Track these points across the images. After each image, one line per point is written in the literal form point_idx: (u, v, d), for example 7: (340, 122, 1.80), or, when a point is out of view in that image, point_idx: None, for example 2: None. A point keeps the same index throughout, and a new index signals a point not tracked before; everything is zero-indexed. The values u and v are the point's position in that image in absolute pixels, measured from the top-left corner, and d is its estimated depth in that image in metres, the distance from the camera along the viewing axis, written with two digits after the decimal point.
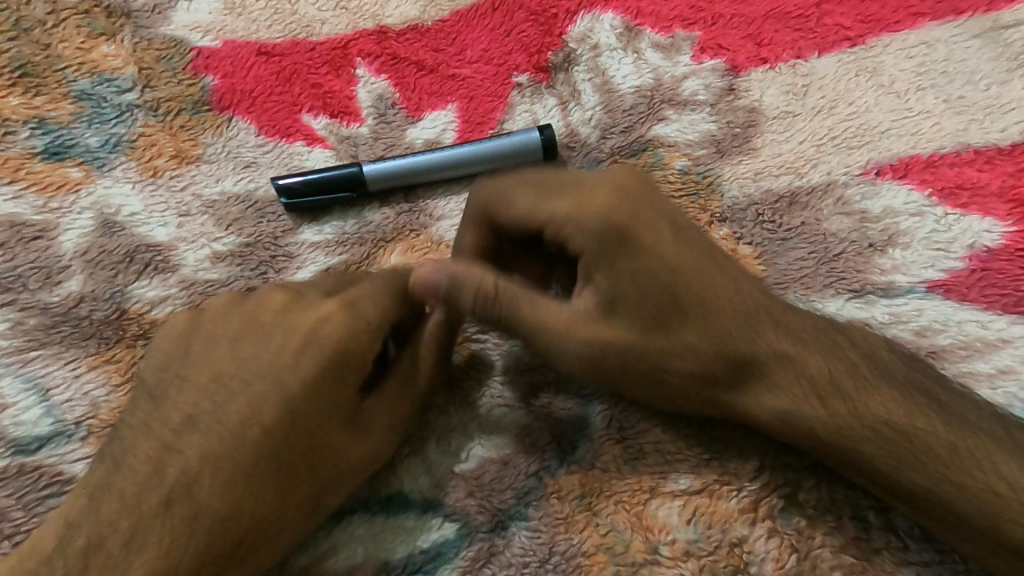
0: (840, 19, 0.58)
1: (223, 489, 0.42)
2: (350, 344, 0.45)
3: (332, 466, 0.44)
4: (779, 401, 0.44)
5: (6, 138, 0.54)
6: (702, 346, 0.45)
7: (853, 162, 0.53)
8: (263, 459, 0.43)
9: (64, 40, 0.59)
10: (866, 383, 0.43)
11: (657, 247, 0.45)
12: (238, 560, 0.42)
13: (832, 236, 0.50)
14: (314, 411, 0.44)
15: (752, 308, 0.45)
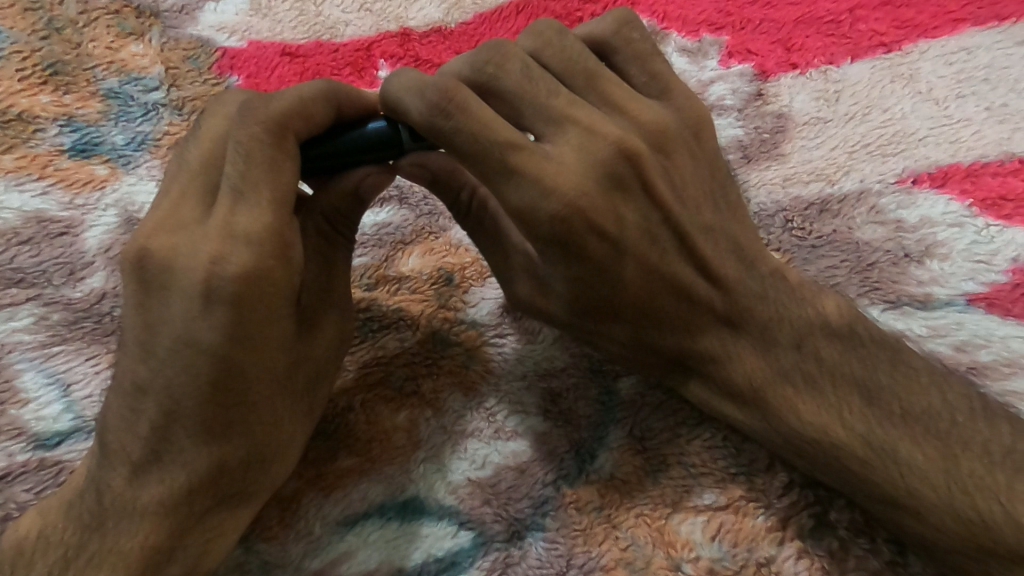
0: (874, 25, 0.57)
1: (197, 433, 0.41)
2: (279, 257, 0.41)
3: (297, 375, 0.45)
4: (704, 394, 0.47)
5: (33, 134, 0.55)
6: (637, 347, 0.47)
7: (888, 170, 0.51)
8: (229, 403, 0.42)
9: (94, 39, 0.59)
10: (788, 383, 0.44)
11: (597, 247, 0.44)
12: (245, 485, 0.43)
13: (865, 245, 0.49)
14: (259, 346, 0.42)
15: (691, 312, 0.46)
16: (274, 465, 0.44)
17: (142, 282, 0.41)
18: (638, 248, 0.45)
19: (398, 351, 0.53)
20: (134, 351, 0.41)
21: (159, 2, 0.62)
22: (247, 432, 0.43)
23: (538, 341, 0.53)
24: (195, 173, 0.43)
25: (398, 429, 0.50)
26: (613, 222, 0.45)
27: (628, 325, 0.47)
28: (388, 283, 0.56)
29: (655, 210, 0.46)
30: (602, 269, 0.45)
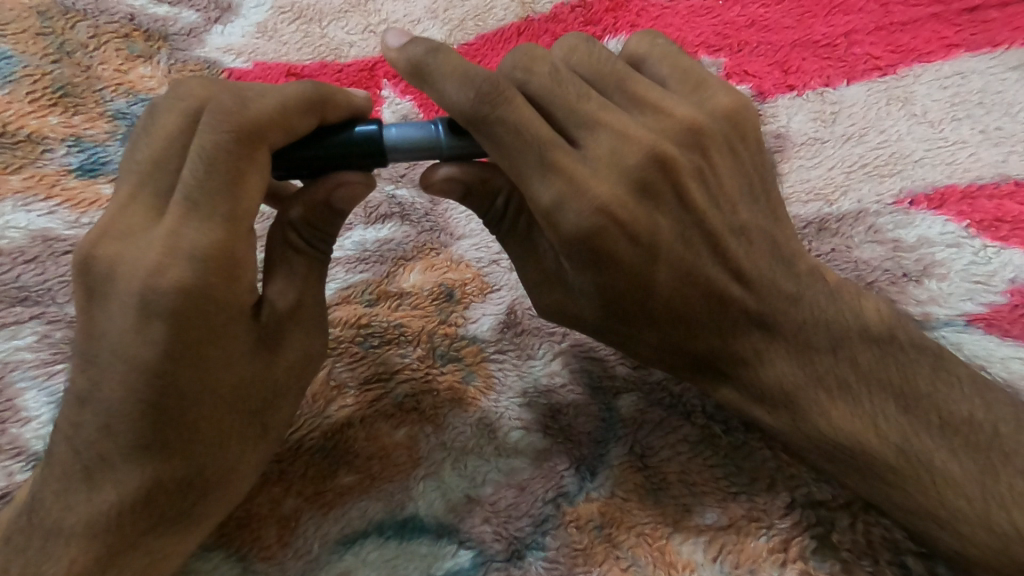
0: (870, 48, 0.58)
1: (136, 451, 0.41)
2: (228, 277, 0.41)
3: (249, 399, 0.43)
4: (732, 393, 0.46)
5: (41, 154, 0.55)
6: (671, 349, 0.46)
7: (885, 191, 0.52)
8: (182, 418, 0.41)
9: (103, 62, 0.60)
10: (833, 379, 0.44)
11: (629, 255, 0.44)
12: (184, 508, 0.42)
13: (864, 263, 0.49)
14: (216, 366, 0.42)
15: (723, 318, 0.46)
16: (228, 486, 0.43)
17: (90, 289, 0.41)
18: (670, 252, 0.45)
19: (398, 367, 0.53)
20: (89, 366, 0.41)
21: (168, 25, 0.63)
22: (196, 449, 0.42)
23: (539, 356, 0.54)
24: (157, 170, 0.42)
25: (398, 446, 0.50)
26: (648, 227, 0.44)
27: (650, 316, 0.45)
28: (389, 299, 0.57)
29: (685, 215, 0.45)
30: (630, 276, 0.44)
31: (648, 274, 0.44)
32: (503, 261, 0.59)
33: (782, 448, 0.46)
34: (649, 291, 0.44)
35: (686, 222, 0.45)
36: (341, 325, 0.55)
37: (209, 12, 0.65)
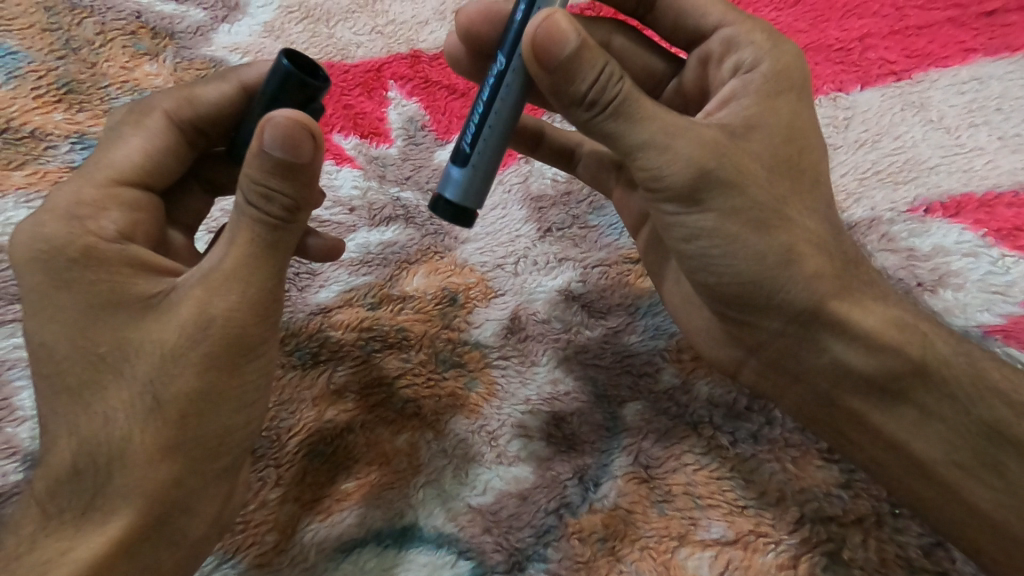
0: (885, 53, 0.57)
1: (87, 442, 0.39)
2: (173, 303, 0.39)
3: (180, 396, 0.38)
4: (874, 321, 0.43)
5: (44, 151, 0.51)
6: (817, 252, 0.44)
7: (899, 198, 0.51)
8: (135, 429, 0.38)
9: (109, 59, 0.56)
10: (914, 317, 0.44)
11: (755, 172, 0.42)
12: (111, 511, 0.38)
13: (877, 272, 0.48)
14: (167, 374, 0.38)
15: (828, 261, 0.44)
16: (148, 489, 0.38)
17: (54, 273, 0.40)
18: (772, 190, 0.43)
19: (399, 371, 0.52)
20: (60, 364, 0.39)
21: (174, 22, 0.59)
22: (139, 469, 0.38)
23: (543, 362, 0.53)
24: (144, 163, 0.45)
25: (398, 452, 0.49)
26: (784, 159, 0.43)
27: (761, 247, 0.43)
28: (393, 303, 0.56)
29: (782, 155, 0.43)
30: (736, 204, 0.42)
31: (756, 207, 0.43)
32: (509, 265, 0.58)
33: (792, 461, 0.45)
34: (757, 220, 0.43)
35: (782, 160, 0.44)
36: (343, 328, 0.54)
37: (216, 10, 0.61)
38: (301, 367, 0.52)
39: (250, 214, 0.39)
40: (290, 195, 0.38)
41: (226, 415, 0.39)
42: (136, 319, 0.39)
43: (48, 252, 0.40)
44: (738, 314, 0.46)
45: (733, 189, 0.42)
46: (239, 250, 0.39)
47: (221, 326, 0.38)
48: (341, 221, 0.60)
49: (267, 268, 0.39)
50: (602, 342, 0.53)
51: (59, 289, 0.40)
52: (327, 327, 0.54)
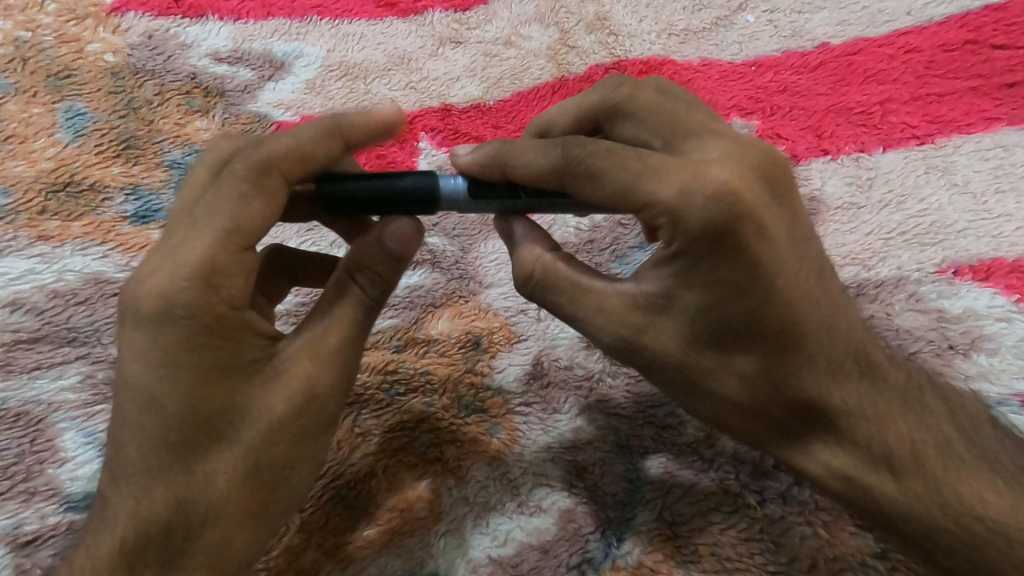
0: (906, 117, 0.58)
1: (178, 497, 0.38)
2: (282, 379, 0.40)
3: (287, 469, 0.40)
4: (838, 459, 0.39)
5: (101, 203, 0.55)
6: (760, 403, 0.39)
7: (926, 259, 0.51)
8: (232, 493, 0.39)
9: (165, 116, 0.60)
10: (871, 471, 0.38)
11: (682, 325, 0.39)
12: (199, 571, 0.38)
13: (906, 332, 0.47)
14: (270, 441, 0.39)
15: (773, 420, 0.40)
16: (246, 552, 0.40)
17: (164, 328, 0.37)
18: (702, 360, 0.39)
19: (423, 416, 0.52)
20: (154, 419, 0.38)
21: (225, 82, 0.63)
22: (230, 529, 0.39)
23: (565, 410, 0.53)
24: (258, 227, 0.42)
25: (420, 498, 0.49)
26: (719, 299, 0.37)
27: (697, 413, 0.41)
28: (417, 346, 0.57)
29: (719, 291, 0.37)
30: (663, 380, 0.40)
31: (685, 379, 0.40)
32: (531, 311, 0.59)
33: (823, 526, 0.44)
34: (686, 389, 0.41)
35: (709, 328, 0.38)
36: (368, 371, 0.55)
37: (263, 69, 0.65)
38: None
39: (356, 296, 0.42)
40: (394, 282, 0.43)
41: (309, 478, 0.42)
42: (240, 382, 0.39)
43: (160, 307, 0.37)
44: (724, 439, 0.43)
45: (657, 354, 0.40)
46: (341, 326, 0.42)
47: (321, 399, 0.41)
48: None
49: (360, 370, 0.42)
50: (624, 391, 0.53)
51: (180, 352, 0.37)
52: None
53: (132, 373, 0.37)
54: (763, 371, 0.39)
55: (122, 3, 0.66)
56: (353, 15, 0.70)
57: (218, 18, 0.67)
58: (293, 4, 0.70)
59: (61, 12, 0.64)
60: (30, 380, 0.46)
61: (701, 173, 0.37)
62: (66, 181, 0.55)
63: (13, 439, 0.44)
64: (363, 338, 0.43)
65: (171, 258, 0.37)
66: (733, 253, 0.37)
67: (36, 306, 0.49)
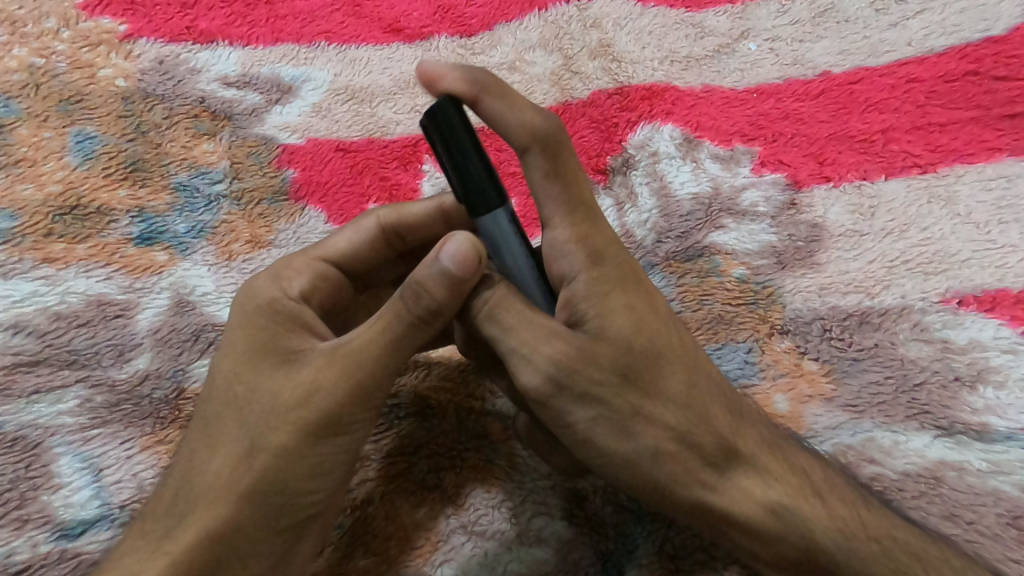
0: (907, 146, 0.58)
1: (213, 486, 0.39)
2: (312, 383, 0.40)
3: (297, 471, 0.39)
4: (770, 493, 0.39)
5: (107, 225, 0.55)
6: (687, 438, 0.40)
7: (930, 288, 0.51)
8: (245, 483, 0.38)
9: (172, 139, 0.61)
10: (795, 497, 0.39)
11: (610, 360, 0.40)
12: (214, 568, 0.38)
13: (911, 362, 0.47)
14: (287, 441, 0.39)
15: (692, 456, 0.40)
16: (253, 553, 0.38)
17: (252, 323, 0.44)
18: (626, 397, 0.40)
19: (422, 441, 0.52)
20: (225, 404, 0.42)
21: (233, 105, 0.64)
22: (244, 529, 0.38)
23: None
24: (352, 258, 0.50)
25: (418, 526, 0.48)
26: (644, 337, 0.41)
27: (623, 454, 0.40)
28: (417, 369, 0.56)
29: (643, 333, 0.41)
30: (596, 413, 0.40)
31: (614, 415, 0.40)
32: None
33: None
34: (616, 426, 0.40)
35: (633, 363, 0.40)
36: None
37: (270, 93, 0.66)
38: None
39: (397, 308, 0.41)
40: (440, 302, 0.41)
41: (304, 478, 0.39)
42: (283, 376, 0.41)
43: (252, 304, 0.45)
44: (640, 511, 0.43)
45: (597, 392, 0.40)
46: (368, 336, 0.40)
47: (326, 397, 0.39)
48: None
49: (371, 378, 0.40)
50: None
51: (253, 344, 0.43)
52: None
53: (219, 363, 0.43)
54: (686, 407, 0.40)
55: (135, 29, 0.67)
56: (360, 41, 0.72)
57: (228, 44, 0.68)
58: (301, 30, 0.71)
59: (76, 38, 0.65)
60: (28, 404, 0.46)
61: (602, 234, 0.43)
62: (73, 205, 0.55)
63: (8, 464, 0.43)
64: (389, 343, 0.40)
65: (274, 276, 0.47)
66: (639, 298, 0.42)
67: (37, 329, 0.49)
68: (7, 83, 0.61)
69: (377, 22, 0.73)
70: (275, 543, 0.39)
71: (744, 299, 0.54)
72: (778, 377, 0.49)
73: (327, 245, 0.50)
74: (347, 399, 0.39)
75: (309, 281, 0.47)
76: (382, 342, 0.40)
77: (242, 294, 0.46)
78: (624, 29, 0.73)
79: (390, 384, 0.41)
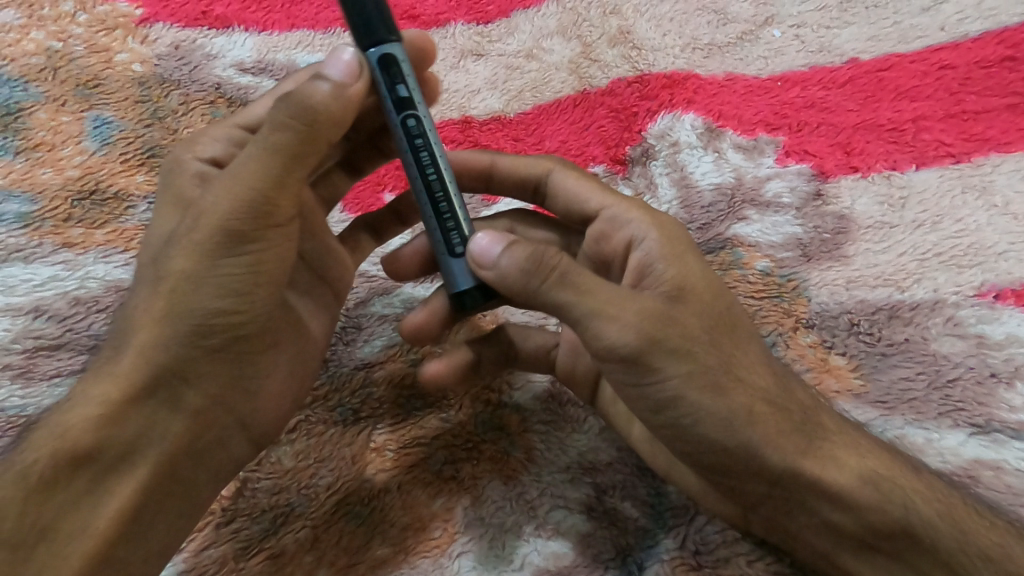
0: (940, 135, 0.57)
1: (138, 329, 0.44)
2: (208, 215, 0.43)
3: (206, 293, 0.43)
4: (864, 461, 0.41)
5: (125, 211, 0.55)
6: (780, 399, 0.42)
7: (965, 281, 0.49)
8: (165, 312, 0.43)
9: (189, 126, 0.60)
10: (888, 467, 0.41)
11: (695, 325, 0.42)
12: (156, 395, 0.44)
13: (944, 358, 0.46)
14: (198, 267, 0.43)
15: (780, 418, 0.42)
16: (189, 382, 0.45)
17: (178, 193, 0.48)
18: (716, 359, 0.42)
19: (439, 431, 0.51)
20: (148, 258, 0.46)
21: (249, 92, 0.64)
22: (168, 353, 0.43)
23: (583, 430, 0.52)
24: (266, 123, 0.51)
25: (435, 517, 0.47)
26: (723, 305, 0.44)
27: (719, 412, 0.41)
28: (434, 359, 0.55)
29: (718, 313, 0.43)
30: (690, 367, 0.41)
31: (707, 375, 0.41)
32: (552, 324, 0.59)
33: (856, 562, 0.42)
34: (711, 382, 0.41)
35: (711, 321, 0.43)
36: (384, 384, 0.53)
37: (286, 79, 0.65)
38: (342, 423, 0.51)
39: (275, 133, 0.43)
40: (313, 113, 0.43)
41: (210, 299, 0.43)
42: (189, 214, 0.45)
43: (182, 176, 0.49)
44: (716, 478, 0.43)
45: (683, 356, 0.41)
46: (250, 159, 0.43)
47: (213, 216, 0.43)
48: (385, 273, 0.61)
49: (257, 192, 0.42)
50: None
51: (179, 206, 0.47)
52: (370, 382, 0.53)
53: (157, 222, 0.48)
54: (774, 383, 0.43)
55: (151, 15, 0.66)
56: None
57: (243, 29, 0.67)
58: (317, 15, 0.70)
59: (94, 23, 0.65)
60: (49, 388, 0.46)
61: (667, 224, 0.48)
62: (91, 190, 0.55)
63: (31, 447, 0.43)
64: (276, 161, 0.43)
65: (195, 147, 0.50)
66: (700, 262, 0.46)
67: (57, 313, 0.49)
68: (25, 66, 0.61)
69: (394, 9, 0.73)
70: (210, 360, 0.45)
71: (768, 292, 0.52)
72: (803, 372, 0.48)
73: (249, 111, 0.52)
74: (233, 212, 0.42)
75: (226, 148, 0.50)
76: (264, 156, 0.43)
77: (172, 163, 0.50)
78: (644, 15, 0.71)
79: (280, 202, 0.43)
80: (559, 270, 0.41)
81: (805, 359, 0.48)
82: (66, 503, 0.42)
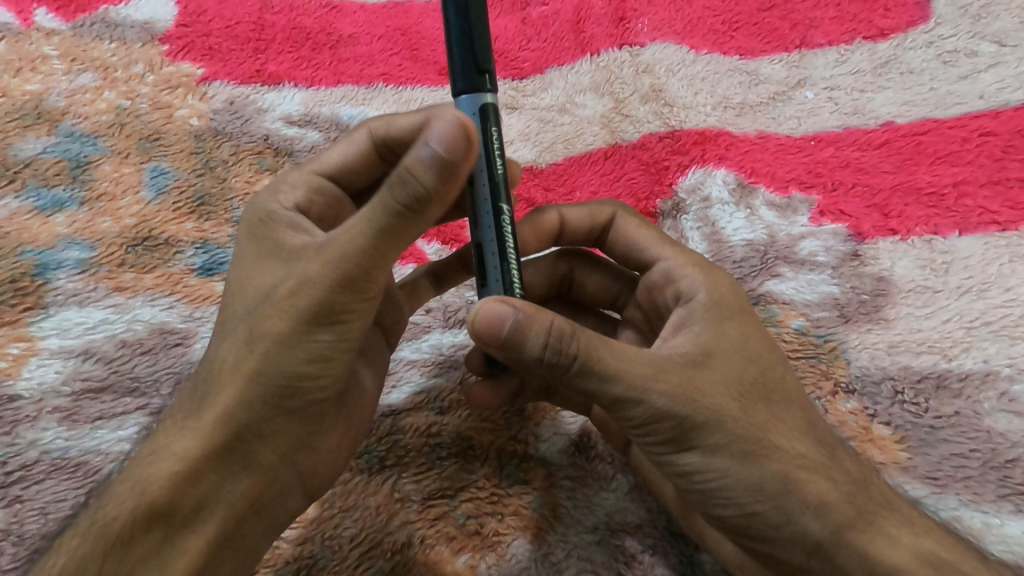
0: (984, 202, 0.56)
1: (222, 381, 0.44)
2: (303, 280, 0.43)
3: (297, 359, 0.43)
4: (921, 541, 0.39)
5: (173, 256, 0.57)
6: (825, 458, 0.41)
7: (1018, 354, 0.48)
8: (248, 369, 0.43)
9: (237, 175, 0.63)
10: (946, 549, 0.39)
11: (728, 394, 0.40)
12: (234, 450, 0.44)
13: (999, 436, 0.44)
14: (287, 331, 0.43)
15: (824, 484, 0.40)
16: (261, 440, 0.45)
17: (265, 236, 0.49)
18: (749, 423, 0.40)
19: (464, 484, 0.50)
20: (236, 304, 0.47)
21: (294, 143, 0.67)
22: (248, 412, 0.44)
23: (613, 488, 0.50)
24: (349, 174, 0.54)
25: None
26: (754, 362, 0.43)
27: (751, 479, 0.39)
28: (460, 408, 0.54)
29: (750, 377, 0.42)
30: (721, 438, 0.39)
31: (741, 443, 0.40)
32: None
33: None
34: (743, 450, 0.40)
35: (743, 381, 0.42)
36: (411, 432, 0.53)
37: (329, 131, 0.68)
38: (367, 471, 0.50)
39: (380, 201, 0.40)
40: (426, 190, 0.39)
41: (298, 363, 0.43)
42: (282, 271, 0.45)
43: (268, 217, 0.50)
44: (750, 546, 0.41)
45: (713, 426, 0.39)
46: (351, 227, 0.42)
47: (313, 283, 0.42)
48: (417, 321, 0.61)
49: (355, 264, 0.42)
50: None
51: (263, 253, 0.48)
52: (396, 430, 0.53)
53: (239, 264, 0.49)
54: (811, 441, 0.41)
55: (210, 73, 0.71)
56: (415, 81, 0.74)
57: (293, 85, 0.71)
58: (361, 72, 0.74)
59: (158, 82, 0.69)
60: (91, 430, 0.47)
61: (718, 284, 0.48)
62: (144, 236, 0.58)
63: (70, 490, 0.44)
64: (377, 235, 0.41)
65: (280, 192, 0.52)
66: (734, 323, 0.45)
67: (104, 355, 0.50)
68: (95, 123, 0.65)
69: (434, 65, 0.75)
70: (285, 421, 0.45)
71: (804, 352, 0.51)
72: (846, 441, 0.46)
73: (330, 159, 0.55)
74: (335, 284, 0.42)
75: (305, 195, 0.52)
76: (372, 224, 0.41)
77: (255, 203, 0.52)
78: (676, 74, 0.73)
79: (378, 275, 0.43)
80: (589, 353, 0.38)
81: (847, 427, 0.47)
82: (133, 563, 0.41)
